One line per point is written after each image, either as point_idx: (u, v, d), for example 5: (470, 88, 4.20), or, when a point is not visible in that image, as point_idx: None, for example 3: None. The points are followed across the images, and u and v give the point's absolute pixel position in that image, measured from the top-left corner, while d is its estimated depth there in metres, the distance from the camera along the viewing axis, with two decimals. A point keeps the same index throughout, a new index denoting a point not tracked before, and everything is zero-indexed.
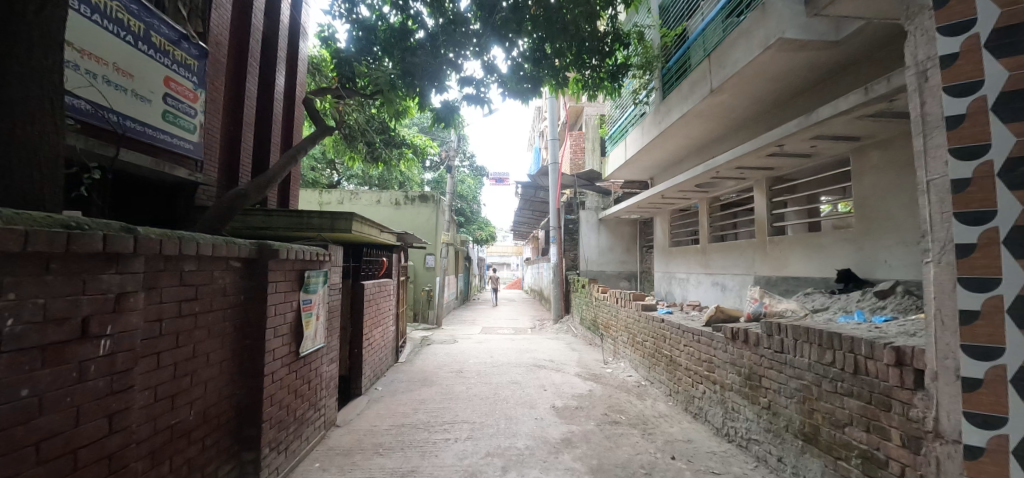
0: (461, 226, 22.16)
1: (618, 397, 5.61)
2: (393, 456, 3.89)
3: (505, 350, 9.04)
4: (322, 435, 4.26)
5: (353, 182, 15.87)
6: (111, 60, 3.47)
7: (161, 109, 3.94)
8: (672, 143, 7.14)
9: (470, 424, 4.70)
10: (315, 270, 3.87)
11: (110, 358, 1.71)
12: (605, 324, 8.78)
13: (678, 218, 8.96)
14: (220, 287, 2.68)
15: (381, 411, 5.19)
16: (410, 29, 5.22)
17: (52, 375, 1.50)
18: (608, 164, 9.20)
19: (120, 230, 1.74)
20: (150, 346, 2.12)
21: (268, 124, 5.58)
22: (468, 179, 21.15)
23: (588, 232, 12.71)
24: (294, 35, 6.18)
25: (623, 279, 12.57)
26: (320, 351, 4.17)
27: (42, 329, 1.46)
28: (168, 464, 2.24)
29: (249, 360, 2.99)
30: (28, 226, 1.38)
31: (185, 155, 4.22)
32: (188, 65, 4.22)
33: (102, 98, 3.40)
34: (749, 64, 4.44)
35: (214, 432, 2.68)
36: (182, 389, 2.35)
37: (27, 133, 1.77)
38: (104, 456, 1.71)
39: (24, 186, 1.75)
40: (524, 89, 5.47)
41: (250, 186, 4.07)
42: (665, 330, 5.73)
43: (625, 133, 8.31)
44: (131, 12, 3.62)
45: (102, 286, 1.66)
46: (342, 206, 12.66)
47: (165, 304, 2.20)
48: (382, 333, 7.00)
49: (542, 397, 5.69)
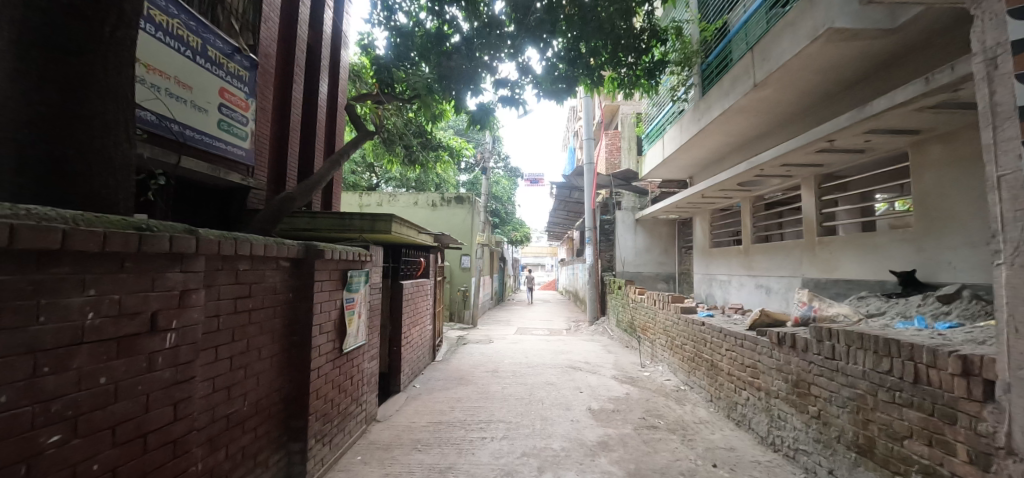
0: (496, 227, 22.33)
1: (656, 401, 5.50)
2: (431, 452, 3.97)
3: (540, 351, 9.04)
4: (363, 429, 4.41)
5: (392, 184, 16.27)
6: (172, 73, 3.72)
7: (216, 118, 4.19)
8: (713, 140, 6.92)
9: (506, 424, 4.73)
10: (357, 269, 4.00)
11: (175, 350, 1.84)
12: (642, 327, 8.63)
13: (719, 218, 8.69)
14: (271, 285, 2.83)
15: (419, 408, 5.31)
16: (446, 33, 5.28)
17: (124, 364, 1.62)
18: (645, 163, 9.05)
19: (184, 232, 1.88)
20: (210, 340, 2.27)
21: (312, 130, 5.82)
22: (503, 180, 21.36)
23: (624, 233, 12.52)
24: (336, 44, 6.42)
25: (661, 280, 12.30)
26: (362, 348, 4.31)
27: (115, 323, 1.57)
28: (223, 450, 2.38)
29: (296, 355, 3.13)
30: (106, 228, 1.50)
31: (237, 161, 4.48)
32: (240, 76, 4.47)
33: (167, 110, 3.66)
34: (795, 57, 4.27)
35: (264, 423, 2.83)
36: (236, 382, 2.50)
37: (104, 143, 1.90)
38: (169, 441, 1.84)
39: (100, 191, 1.89)
40: (559, 89, 5.46)
41: (297, 189, 4.27)
42: (705, 334, 5.57)
43: (663, 131, 8.13)
44: (189, 28, 3.87)
45: (167, 284, 1.78)
46: (381, 208, 13.03)
47: (222, 301, 2.34)
48: (420, 332, 7.15)
49: (578, 399, 5.64)
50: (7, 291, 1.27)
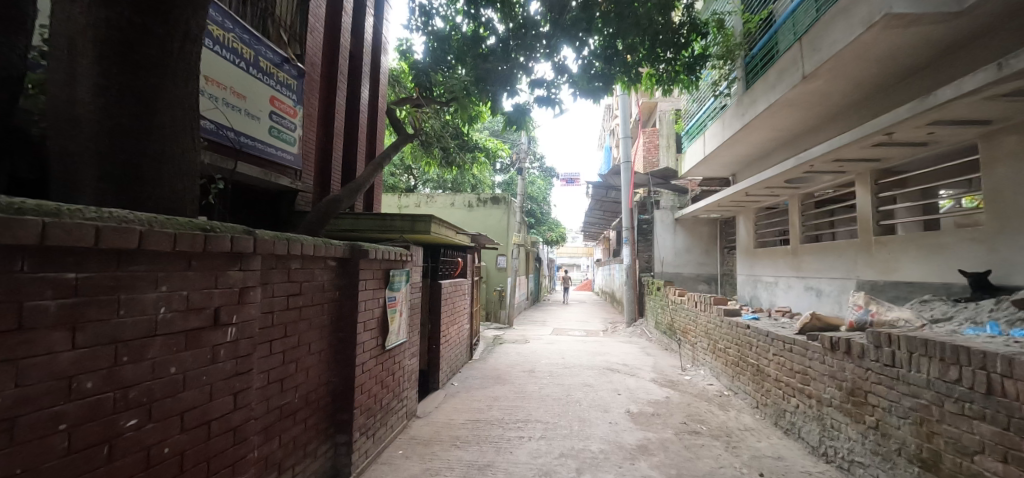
0: (532, 227, 22.36)
1: (698, 406, 5.34)
2: (470, 449, 4.03)
3: (576, 352, 8.95)
4: (404, 424, 4.53)
5: (430, 186, 16.59)
6: (228, 84, 3.95)
7: (267, 125, 4.42)
8: (758, 136, 6.66)
9: (544, 424, 4.73)
10: (399, 269, 4.12)
11: (235, 343, 1.97)
12: (682, 329, 8.41)
13: (764, 217, 8.35)
14: (320, 283, 2.96)
15: (457, 406, 5.40)
16: (482, 36, 5.32)
17: (191, 355, 1.74)
18: (685, 160, 8.82)
19: (243, 233, 2.00)
20: (265, 335, 2.40)
21: (355, 135, 6.04)
22: (538, 181, 21.42)
23: (663, 232, 12.24)
24: (377, 51, 6.64)
25: (702, 281, 11.94)
26: (404, 346, 4.43)
27: (182, 317, 1.68)
28: (276, 439, 2.52)
29: (342, 351, 3.26)
30: (176, 230, 1.61)
31: (286, 166, 4.72)
32: (289, 85, 4.71)
33: (224, 119, 3.90)
34: (848, 46, 4.04)
35: (313, 415, 2.96)
36: (288, 374, 2.64)
37: (175, 151, 2.00)
38: (229, 429, 1.96)
39: (170, 196, 1.99)
40: (595, 88, 5.36)
41: (342, 191, 4.43)
42: (750, 338, 5.37)
43: (704, 128, 7.89)
44: (243, 41, 4.09)
45: (228, 281, 1.90)
46: (420, 209, 13.31)
47: (276, 298, 2.47)
48: (457, 330, 7.27)
49: (616, 401, 5.57)
50: (93, 287, 1.37)
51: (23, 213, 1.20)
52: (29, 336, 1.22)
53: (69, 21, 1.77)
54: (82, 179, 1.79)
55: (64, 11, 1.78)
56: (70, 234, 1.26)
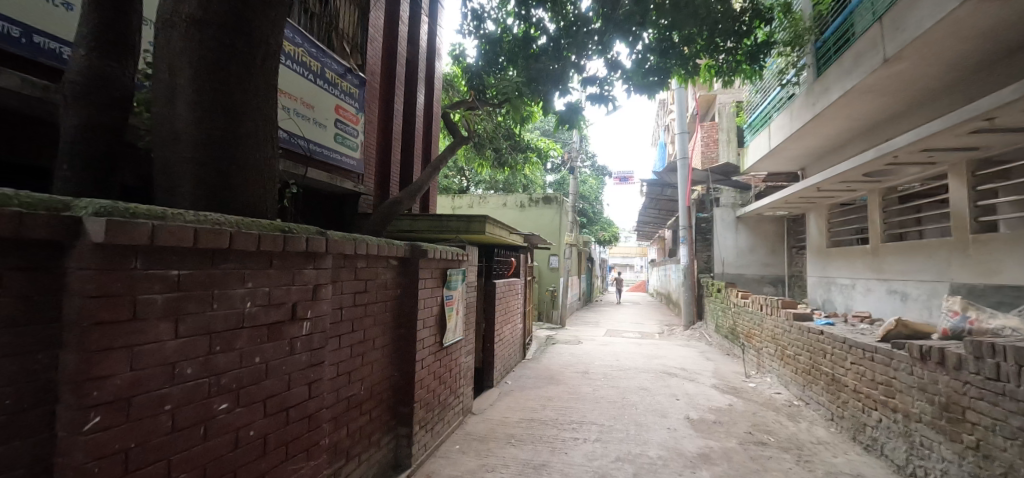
0: (583, 227, 22.15)
1: (764, 415, 5.05)
2: (525, 448, 4.06)
3: (631, 355, 8.76)
4: (460, 420, 4.64)
5: (482, 187, 16.85)
6: (299, 96, 4.24)
7: (333, 132, 4.70)
8: (832, 127, 6.18)
9: (599, 426, 4.67)
10: (455, 269, 4.23)
11: (309, 337, 2.11)
12: (746, 333, 7.99)
13: (837, 214, 7.75)
14: (383, 281, 3.10)
15: (512, 404, 5.45)
16: (533, 36, 5.33)
17: (273, 347, 1.89)
18: (748, 155, 8.38)
19: (316, 233, 2.14)
20: (336, 329, 2.55)
21: (411, 138, 6.26)
22: (590, 179, 21.19)
23: (724, 231, 11.64)
24: (431, 57, 6.85)
25: (767, 283, 11.27)
26: (460, 343, 4.54)
27: (264, 311, 1.83)
28: (345, 428, 2.68)
29: (403, 347, 3.40)
30: (259, 231, 1.76)
31: (350, 170, 4.99)
32: (351, 94, 4.98)
33: (297, 128, 4.20)
34: (938, 24, 3.65)
35: (377, 407, 3.11)
36: (355, 367, 2.79)
37: (257, 159, 2.17)
38: (305, 416, 2.11)
39: (254, 201, 2.17)
40: (650, 83, 5.23)
41: (403, 194, 4.62)
42: (824, 344, 5.00)
43: (769, 119, 7.44)
44: (311, 54, 4.37)
45: (303, 279, 2.04)
46: (473, 210, 13.54)
47: (345, 295, 2.62)
48: (511, 330, 7.35)
49: (674, 407, 5.38)
50: (192, 282, 1.52)
51: (137, 218, 1.35)
52: (141, 326, 1.36)
53: (168, 45, 1.97)
54: (181, 186, 1.98)
55: (165, 36, 1.98)
56: (174, 235, 1.40)
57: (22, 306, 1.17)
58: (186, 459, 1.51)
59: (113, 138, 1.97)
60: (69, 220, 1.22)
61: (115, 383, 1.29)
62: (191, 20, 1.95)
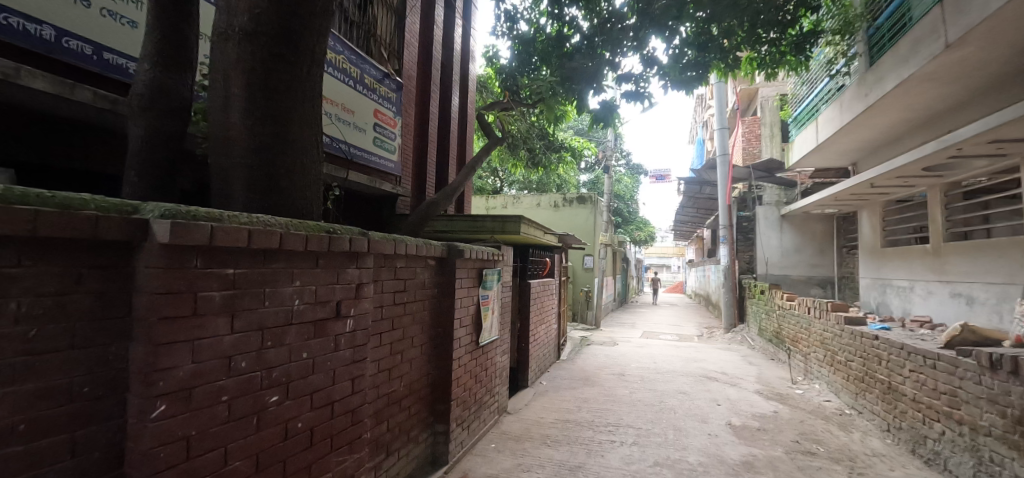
0: (618, 227, 21.83)
1: (812, 424, 4.81)
2: (560, 449, 4.05)
3: (669, 357, 8.55)
4: (496, 419, 4.68)
5: (516, 187, 16.89)
6: (340, 101, 4.40)
7: (372, 136, 4.84)
8: (886, 118, 5.82)
9: (636, 430, 4.59)
10: (491, 269, 4.27)
11: (352, 334, 2.19)
12: (792, 337, 7.65)
13: (893, 212, 7.29)
14: (421, 281, 3.17)
15: (546, 405, 5.44)
16: (566, 35, 5.31)
17: (319, 343, 1.97)
18: (794, 150, 8.02)
19: (358, 234, 2.22)
20: (377, 327, 2.63)
21: (447, 140, 6.36)
22: (625, 178, 20.87)
23: (767, 231, 11.20)
24: (465, 59, 6.94)
25: (814, 285, 10.74)
26: (496, 343, 4.58)
27: (311, 309, 1.91)
28: (385, 423, 2.75)
29: (440, 346, 3.45)
30: (307, 232, 1.84)
31: (388, 173, 5.12)
32: (389, 98, 5.12)
33: (339, 133, 4.35)
34: (1008, 5, 3.37)
35: (416, 404, 3.18)
36: (395, 365, 2.86)
37: (303, 163, 2.26)
38: (348, 410, 2.19)
39: (301, 203, 2.26)
40: (688, 79, 5.09)
41: (439, 195, 4.70)
42: (879, 350, 4.72)
43: (817, 112, 7.09)
44: (351, 61, 4.51)
45: (346, 278, 2.12)
46: (507, 210, 13.58)
47: (385, 294, 2.70)
48: (546, 330, 7.33)
49: (715, 412, 5.22)
50: (246, 281, 1.61)
51: (197, 220, 1.44)
52: (200, 320, 1.45)
53: (224, 57, 2.09)
54: (235, 190, 2.10)
55: (220, 48, 2.10)
56: (230, 235, 1.49)
57: (97, 300, 1.27)
58: (240, 447, 1.60)
59: (173, 146, 2.11)
60: (138, 222, 1.32)
61: (179, 374, 1.38)
62: (244, 32, 2.06)
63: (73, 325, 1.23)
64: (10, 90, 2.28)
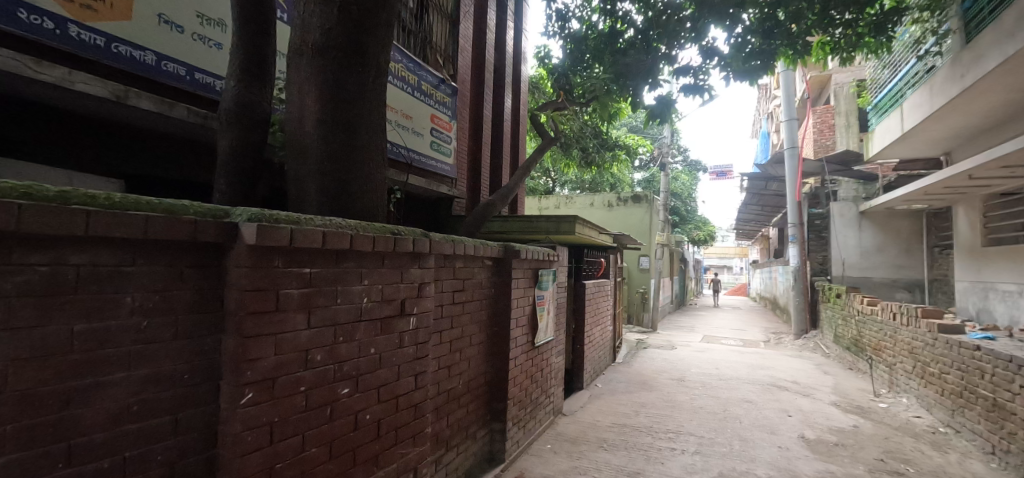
0: (676, 226, 21.04)
1: (900, 442, 4.38)
2: (618, 453, 3.97)
3: (732, 363, 8.12)
4: (551, 420, 4.67)
5: (568, 187, 16.73)
6: (400, 108, 4.58)
7: (429, 140, 5.00)
8: (986, 101, 5.21)
9: (698, 438, 4.41)
10: (546, 269, 4.26)
11: (415, 332, 2.28)
12: (874, 345, 7.01)
13: (997, 206, 6.49)
14: (479, 281, 3.23)
15: (602, 408, 5.36)
16: (619, 30, 5.22)
17: (385, 340, 2.06)
18: (874, 140, 7.35)
19: (420, 235, 2.30)
20: (438, 325, 2.72)
21: (500, 141, 6.44)
22: (682, 176, 20.11)
23: (844, 229, 10.35)
24: (518, 61, 6.98)
25: (900, 288, 9.78)
26: (551, 343, 4.57)
27: (378, 306, 2.01)
28: (445, 418, 2.83)
29: (497, 345, 3.50)
30: (373, 234, 1.93)
31: (444, 175, 5.27)
32: (445, 103, 5.27)
33: (399, 139, 4.55)
34: None
35: (474, 402, 3.25)
36: (454, 362, 2.94)
37: (370, 168, 2.38)
38: (411, 405, 2.27)
39: (368, 206, 2.38)
40: (753, 67, 4.76)
41: (495, 196, 4.76)
42: (982, 362, 4.21)
43: (902, 98, 6.45)
44: (409, 69, 4.69)
45: (409, 278, 2.21)
46: (560, 211, 13.47)
47: (445, 293, 2.78)
48: (601, 332, 7.22)
49: (786, 424, 4.89)
50: (321, 279, 1.72)
51: (278, 223, 1.56)
52: (282, 316, 1.57)
53: (299, 71, 2.25)
54: (308, 194, 2.24)
55: (295, 63, 2.26)
56: (308, 237, 1.60)
57: (195, 296, 1.41)
58: (316, 435, 1.71)
59: (255, 156, 2.30)
60: (228, 225, 1.44)
61: (264, 365, 1.50)
62: (316, 48, 2.20)
63: (176, 318, 1.36)
64: (120, 110, 2.59)
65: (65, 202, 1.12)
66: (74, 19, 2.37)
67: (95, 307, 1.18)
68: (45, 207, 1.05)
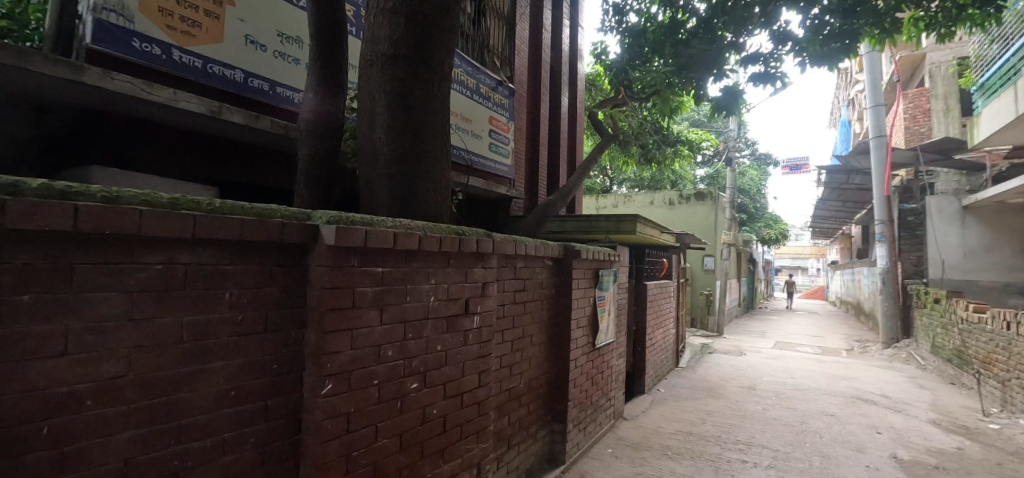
0: (743, 224, 19.87)
1: (1017, 469, 3.85)
2: (683, 462, 3.82)
3: (810, 372, 7.53)
4: (612, 424, 4.58)
5: (626, 185, 16.30)
6: (460, 112, 4.70)
7: (488, 142, 5.09)
8: None
9: (772, 452, 4.13)
10: (607, 269, 4.18)
11: (479, 331, 2.32)
12: (982, 357, 6.21)
13: None
14: (539, 281, 3.23)
15: (666, 414, 5.18)
16: (680, 21, 5.02)
17: (450, 338, 2.12)
18: (981, 125, 6.53)
19: (483, 235, 2.34)
20: (501, 324, 2.76)
21: (558, 141, 6.42)
22: (750, 171, 18.94)
23: (941, 225, 9.23)
24: (574, 58, 6.91)
25: (1014, 293, 8.62)
26: (612, 346, 4.48)
27: (444, 305, 2.07)
28: (506, 417, 2.87)
29: (557, 346, 3.48)
30: (438, 234, 1.99)
31: (502, 176, 5.33)
32: (503, 104, 5.33)
33: (460, 142, 4.67)
34: None
35: (535, 402, 3.26)
36: (516, 361, 2.96)
37: (435, 170, 2.46)
38: (475, 401, 2.32)
39: (433, 208, 2.46)
40: (832, 50, 4.38)
41: (555, 196, 4.74)
42: None
43: (1015, 75, 5.67)
44: (468, 73, 4.79)
45: (473, 277, 2.26)
46: (618, 209, 13.13)
47: (507, 293, 2.82)
48: (663, 335, 6.98)
49: (875, 441, 4.46)
50: (392, 278, 1.80)
51: (354, 225, 1.65)
52: (358, 313, 1.66)
53: (368, 80, 2.36)
54: (379, 197, 2.36)
55: (366, 73, 2.37)
56: (380, 238, 1.68)
57: (282, 292, 1.53)
58: (387, 426, 1.80)
59: (331, 162, 2.45)
60: (311, 227, 1.55)
61: (341, 358, 1.60)
62: (385, 57, 2.31)
63: (266, 313, 1.49)
64: (215, 125, 2.86)
65: (176, 208, 1.25)
66: (176, 45, 2.65)
67: (199, 302, 1.31)
68: (160, 212, 1.18)
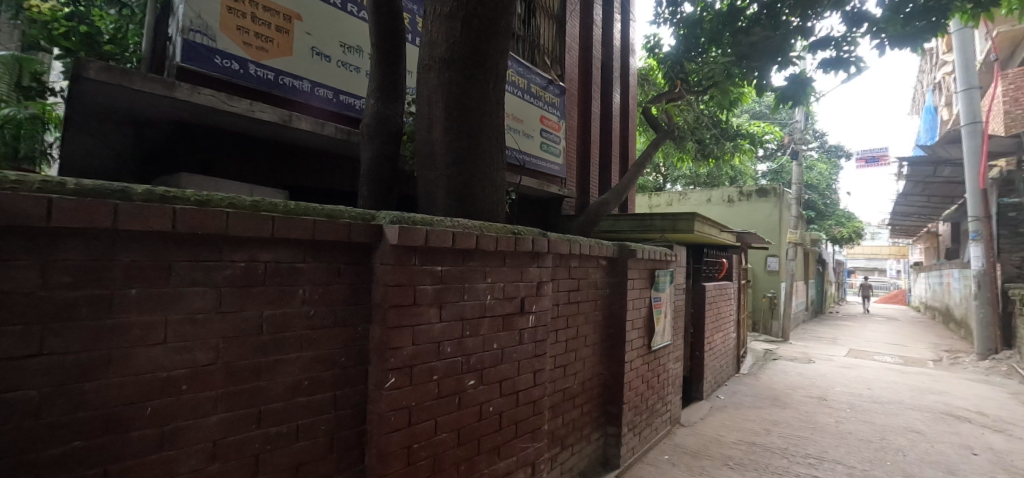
0: (811, 222, 18.55)
1: None
2: (746, 474, 3.63)
3: (890, 384, 6.91)
4: (669, 430, 4.44)
5: (680, 182, 15.70)
6: (511, 112, 4.74)
7: (540, 142, 5.09)
8: None
9: (847, 468, 3.83)
10: (663, 270, 4.06)
11: (534, 330, 2.33)
12: None
13: None
14: (594, 281, 3.19)
15: (726, 422, 4.94)
16: (741, 7, 4.74)
17: (506, 337, 2.14)
18: None
19: (538, 235, 2.35)
20: (555, 324, 2.76)
21: (610, 139, 6.30)
22: (819, 164, 17.64)
23: None
24: (625, 53, 6.75)
25: None
26: (668, 349, 4.33)
27: (500, 303, 2.10)
28: (560, 417, 2.85)
29: (612, 347, 3.43)
30: (494, 234, 2.01)
31: (554, 175, 5.32)
32: (553, 103, 5.31)
33: (513, 142, 4.71)
34: None
35: (589, 403, 3.23)
36: (570, 361, 2.94)
37: (489, 171, 2.49)
38: (530, 400, 2.33)
39: (488, 208, 2.49)
40: (917, 29, 3.96)
41: (609, 195, 4.66)
42: None
43: None
44: (519, 73, 4.81)
45: (529, 276, 2.27)
46: (672, 207, 12.66)
47: (561, 293, 2.81)
48: (723, 338, 6.66)
49: (970, 463, 4.02)
50: (451, 276, 1.85)
51: (415, 225, 1.71)
52: (419, 310, 1.72)
53: (426, 84, 2.43)
54: (436, 198, 2.43)
55: (422, 78, 2.44)
56: (439, 238, 1.73)
57: (349, 289, 1.61)
58: (446, 421, 1.84)
59: (391, 165, 2.55)
60: (375, 228, 1.62)
61: (404, 353, 1.67)
62: (442, 61, 2.37)
63: (335, 308, 1.57)
64: (286, 132, 3.06)
65: (257, 209, 1.35)
66: (252, 59, 2.86)
67: (277, 297, 1.41)
68: (244, 214, 1.28)
